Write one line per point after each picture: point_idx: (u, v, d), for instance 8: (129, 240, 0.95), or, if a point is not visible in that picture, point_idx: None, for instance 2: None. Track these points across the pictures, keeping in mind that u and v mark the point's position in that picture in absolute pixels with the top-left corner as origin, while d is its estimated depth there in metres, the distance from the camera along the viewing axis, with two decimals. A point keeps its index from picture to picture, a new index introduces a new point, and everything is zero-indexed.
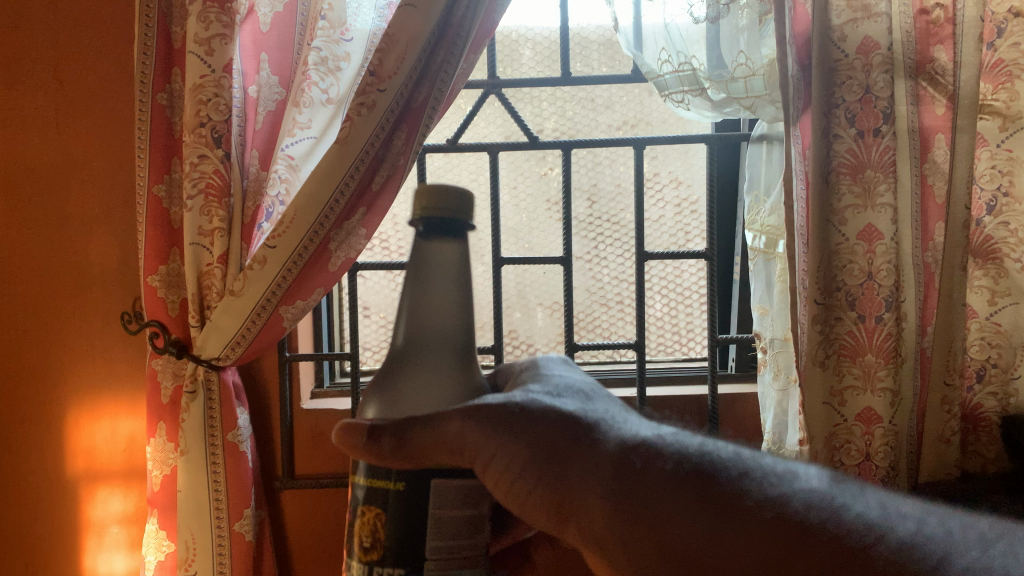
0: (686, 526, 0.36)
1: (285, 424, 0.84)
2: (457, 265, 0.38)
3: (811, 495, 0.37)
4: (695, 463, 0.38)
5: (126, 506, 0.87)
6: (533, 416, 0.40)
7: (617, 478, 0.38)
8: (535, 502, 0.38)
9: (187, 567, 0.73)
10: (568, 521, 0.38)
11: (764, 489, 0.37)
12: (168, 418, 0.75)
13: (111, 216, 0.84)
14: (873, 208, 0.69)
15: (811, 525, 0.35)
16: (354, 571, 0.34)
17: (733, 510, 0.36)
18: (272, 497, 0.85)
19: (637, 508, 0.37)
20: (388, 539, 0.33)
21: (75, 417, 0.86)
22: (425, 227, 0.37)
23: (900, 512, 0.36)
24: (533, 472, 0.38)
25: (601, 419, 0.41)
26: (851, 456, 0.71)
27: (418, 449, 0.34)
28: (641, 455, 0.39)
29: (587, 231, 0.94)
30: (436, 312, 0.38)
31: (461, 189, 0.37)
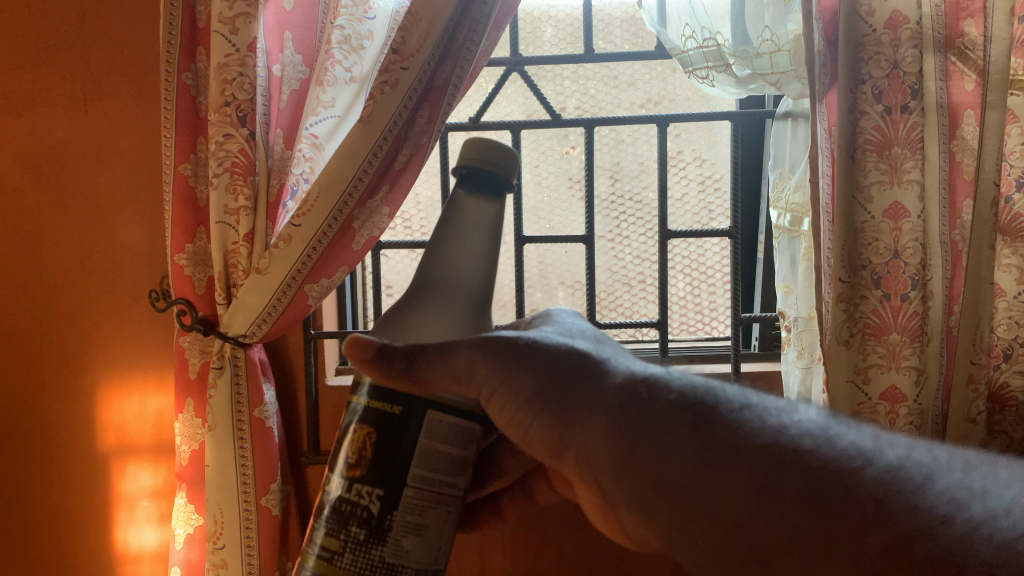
0: (678, 459, 0.34)
1: (310, 402, 0.84)
2: (491, 220, 0.40)
3: (809, 427, 0.35)
4: (691, 393, 0.38)
5: (155, 481, 0.88)
6: (543, 350, 0.41)
7: (622, 406, 0.37)
8: (537, 432, 0.39)
9: (215, 540, 0.74)
10: (567, 452, 0.39)
11: (763, 421, 0.35)
12: (196, 394, 0.76)
13: (137, 195, 0.85)
14: (900, 185, 0.68)
15: (804, 456, 0.33)
16: (338, 482, 0.37)
17: (729, 438, 0.34)
18: (297, 472, 0.87)
19: (637, 441, 0.36)
20: (373, 458, 0.35)
21: (105, 393, 0.88)
22: (465, 175, 0.40)
23: (891, 441, 0.35)
24: (537, 402, 0.39)
25: (608, 356, 0.42)
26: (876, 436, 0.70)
27: (428, 376, 0.36)
28: (648, 387, 0.38)
29: (609, 209, 0.94)
30: (464, 258, 0.39)
31: (507, 148, 0.39)
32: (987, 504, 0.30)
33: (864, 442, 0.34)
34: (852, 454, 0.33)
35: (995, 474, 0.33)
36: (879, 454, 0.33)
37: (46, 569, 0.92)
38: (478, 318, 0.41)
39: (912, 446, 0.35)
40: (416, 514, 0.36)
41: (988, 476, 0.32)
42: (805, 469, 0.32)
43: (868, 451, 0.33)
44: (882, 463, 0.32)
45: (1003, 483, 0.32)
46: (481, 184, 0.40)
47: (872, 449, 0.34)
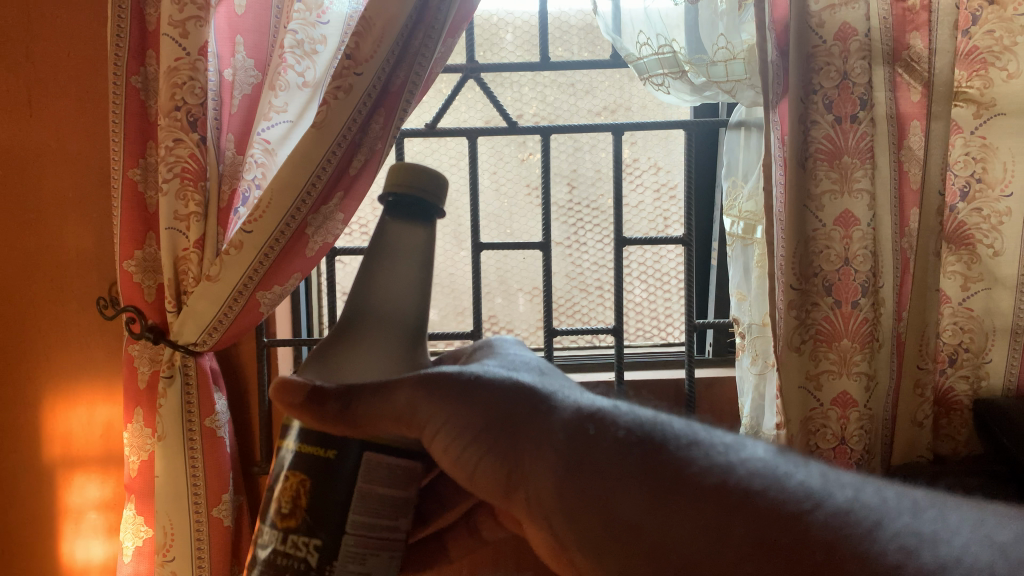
0: (629, 496, 0.34)
1: (263, 410, 0.83)
2: (420, 248, 0.39)
3: (756, 463, 0.36)
4: (636, 430, 0.37)
5: (103, 492, 0.86)
6: (489, 383, 0.39)
7: (570, 443, 0.36)
8: (485, 471, 0.38)
9: (164, 553, 0.73)
10: (517, 491, 0.38)
11: (714, 460, 0.36)
12: (145, 404, 0.74)
13: (85, 200, 0.83)
14: (850, 193, 0.69)
15: (755, 492, 0.34)
16: (269, 533, 0.34)
17: (677, 474, 0.35)
18: (250, 481, 0.85)
19: (591, 476, 0.35)
20: (308, 508, 0.33)
21: (52, 403, 0.86)
22: (393, 203, 0.39)
23: (841, 481, 0.36)
24: (485, 439, 0.38)
25: (555, 386, 0.41)
26: (826, 440, 0.72)
27: (362, 417, 0.34)
28: (597, 423, 0.37)
29: (567, 216, 0.94)
30: (394, 291, 0.39)
31: (433, 170, 0.38)
32: (934, 550, 0.32)
33: (817, 484, 0.36)
34: (808, 494, 0.34)
35: (939, 521, 0.34)
36: (829, 497, 0.35)
37: None
38: (412, 349, 0.41)
39: (858, 484, 0.36)
40: (359, 563, 0.34)
41: (936, 524, 0.34)
42: (752, 509, 0.33)
43: (817, 492, 0.35)
44: (829, 500, 0.34)
45: (950, 532, 0.34)
46: (407, 209, 0.38)
47: (821, 490, 0.35)
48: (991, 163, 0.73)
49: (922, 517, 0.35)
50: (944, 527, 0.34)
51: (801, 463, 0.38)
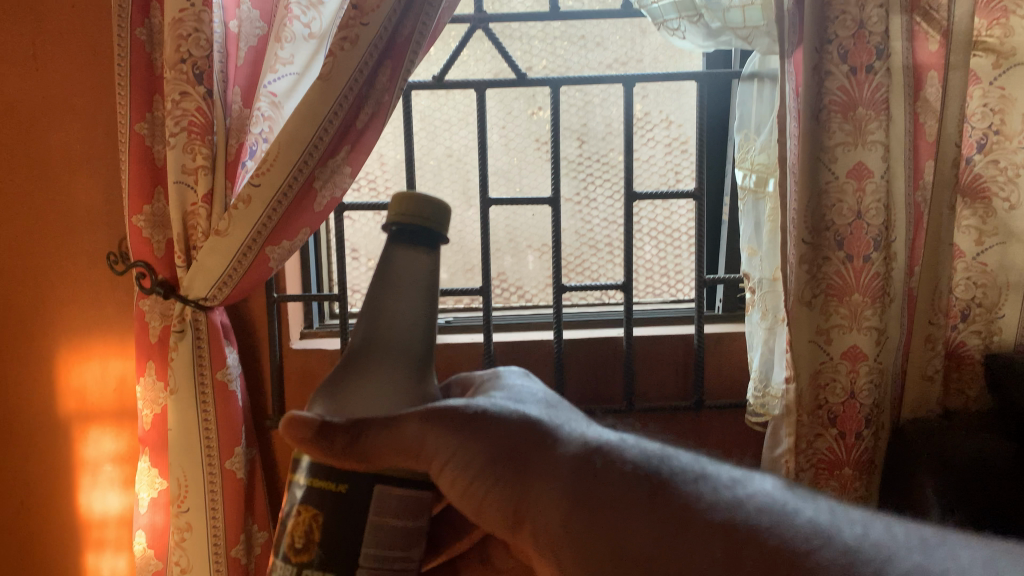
0: (639, 532, 0.41)
1: (275, 364, 0.83)
2: (423, 279, 0.40)
3: (765, 500, 0.42)
4: (638, 467, 0.43)
5: (119, 445, 0.87)
6: (505, 417, 0.44)
7: (578, 480, 0.42)
8: (492, 502, 0.42)
9: (179, 504, 0.74)
10: (524, 522, 0.43)
11: (717, 491, 0.43)
12: (157, 357, 0.75)
13: (93, 156, 0.83)
14: (863, 145, 0.68)
15: (760, 527, 0.40)
16: (284, 566, 0.37)
17: (686, 512, 0.41)
18: (262, 434, 0.86)
19: (598, 511, 0.42)
20: (321, 542, 0.36)
21: (65, 357, 0.86)
22: (397, 231, 0.40)
23: (849, 518, 0.41)
24: (492, 472, 0.42)
25: (560, 419, 0.47)
26: (835, 395, 0.72)
27: (374, 451, 0.37)
28: (603, 460, 0.43)
29: (576, 171, 0.93)
30: (396, 322, 0.40)
31: (438, 200, 0.40)
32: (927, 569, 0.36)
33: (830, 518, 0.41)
34: (810, 523, 0.40)
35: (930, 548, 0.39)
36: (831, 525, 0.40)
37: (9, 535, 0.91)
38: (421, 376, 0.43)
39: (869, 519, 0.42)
40: None
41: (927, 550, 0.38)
42: (763, 547, 0.39)
43: (818, 518, 0.41)
44: (823, 524, 0.40)
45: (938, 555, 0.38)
46: (410, 238, 0.40)
47: (829, 526, 0.40)
48: (1009, 114, 0.72)
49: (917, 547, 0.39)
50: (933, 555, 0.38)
51: (808, 493, 0.44)
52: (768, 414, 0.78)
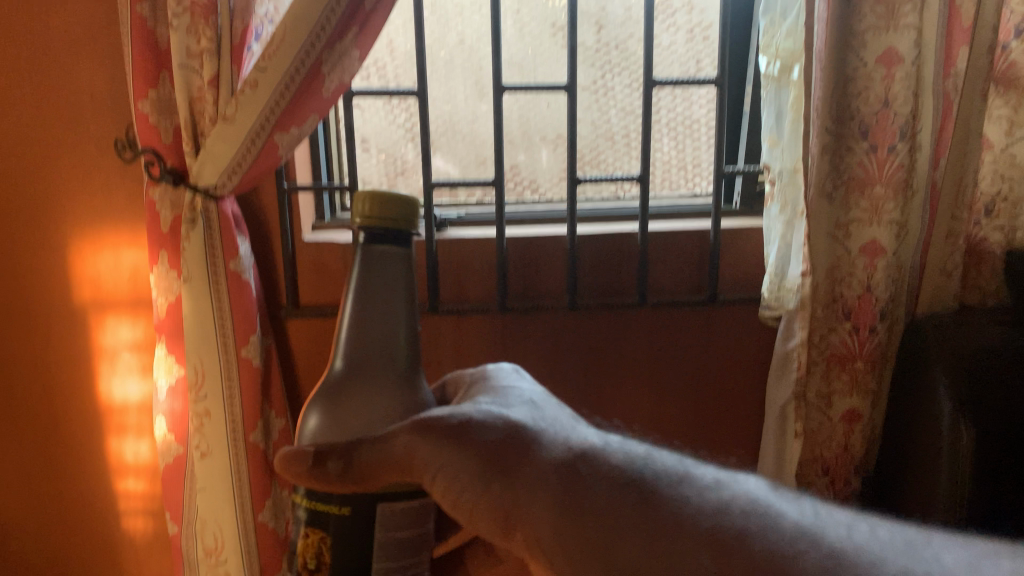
0: (627, 539, 0.40)
1: (287, 254, 0.83)
2: (401, 283, 0.41)
3: (747, 502, 0.43)
4: (621, 468, 0.44)
5: (136, 333, 0.88)
6: (492, 430, 0.45)
7: (563, 484, 0.43)
8: (483, 512, 0.43)
9: (197, 391, 0.75)
10: (515, 530, 0.43)
11: (705, 494, 0.43)
12: (169, 247, 0.75)
13: (95, 40, 0.80)
14: (896, 29, 0.66)
15: (746, 534, 0.40)
16: None
17: (677, 517, 0.41)
18: (277, 325, 0.86)
19: (585, 518, 0.42)
20: (331, 562, 0.39)
21: (79, 245, 0.86)
22: (368, 238, 0.41)
23: (831, 519, 0.42)
24: (479, 481, 0.43)
25: (547, 424, 0.48)
26: (852, 288, 0.73)
27: (366, 471, 0.39)
28: (585, 463, 0.44)
29: (593, 58, 0.90)
30: (381, 332, 0.41)
31: (404, 197, 0.41)
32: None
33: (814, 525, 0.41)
34: (795, 528, 0.40)
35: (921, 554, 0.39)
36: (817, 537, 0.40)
37: (26, 423, 0.91)
38: (410, 385, 0.44)
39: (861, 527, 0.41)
40: None
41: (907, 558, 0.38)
42: (748, 553, 0.39)
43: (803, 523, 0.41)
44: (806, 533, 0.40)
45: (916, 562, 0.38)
46: (382, 241, 0.41)
47: (811, 527, 0.41)
48: None
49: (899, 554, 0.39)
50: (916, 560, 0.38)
51: (798, 497, 0.45)
52: (782, 308, 0.78)
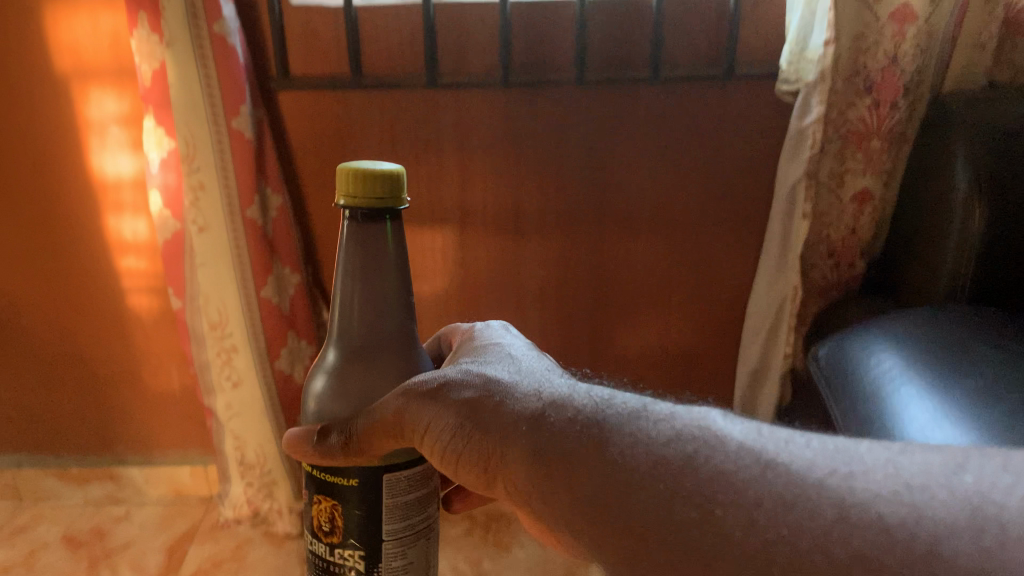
0: (595, 476, 0.33)
1: (275, 21, 0.77)
2: (391, 258, 0.38)
3: (741, 456, 0.33)
4: (572, 408, 0.36)
5: (122, 105, 0.83)
6: (460, 390, 0.38)
7: (536, 430, 0.35)
8: (467, 459, 0.37)
9: (189, 165, 0.73)
10: (497, 481, 0.36)
11: (659, 438, 0.34)
12: (147, 7, 0.69)
13: None
14: None
15: (725, 484, 0.31)
16: (316, 541, 0.40)
17: (633, 478, 0.33)
18: (268, 97, 0.82)
19: (557, 460, 0.34)
20: (343, 526, 0.38)
21: (52, 10, 0.79)
22: (352, 220, 0.37)
23: (842, 458, 0.33)
24: (455, 433, 0.37)
25: (519, 370, 0.40)
26: (875, 60, 0.71)
27: (364, 443, 0.37)
28: (557, 407, 0.36)
29: None
30: (376, 311, 0.38)
31: (388, 167, 0.37)
32: (891, 507, 0.29)
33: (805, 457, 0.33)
34: (777, 480, 0.31)
35: (898, 457, 0.33)
36: (783, 475, 0.32)
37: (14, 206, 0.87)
38: (410, 358, 0.41)
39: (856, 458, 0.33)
40: (399, 558, 0.39)
41: (888, 484, 0.31)
42: (719, 498, 0.31)
43: (790, 479, 0.31)
44: (781, 476, 0.32)
45: (896, 488, 0.31)
46: (369, 220, 0.37)
47: (833, 484, 0.31)
48: None
49: (877, 470, 0.32)
50: (898, 486, 0.31)
51: (784, 438, 0.35)
52: (799, 82, 0.74)
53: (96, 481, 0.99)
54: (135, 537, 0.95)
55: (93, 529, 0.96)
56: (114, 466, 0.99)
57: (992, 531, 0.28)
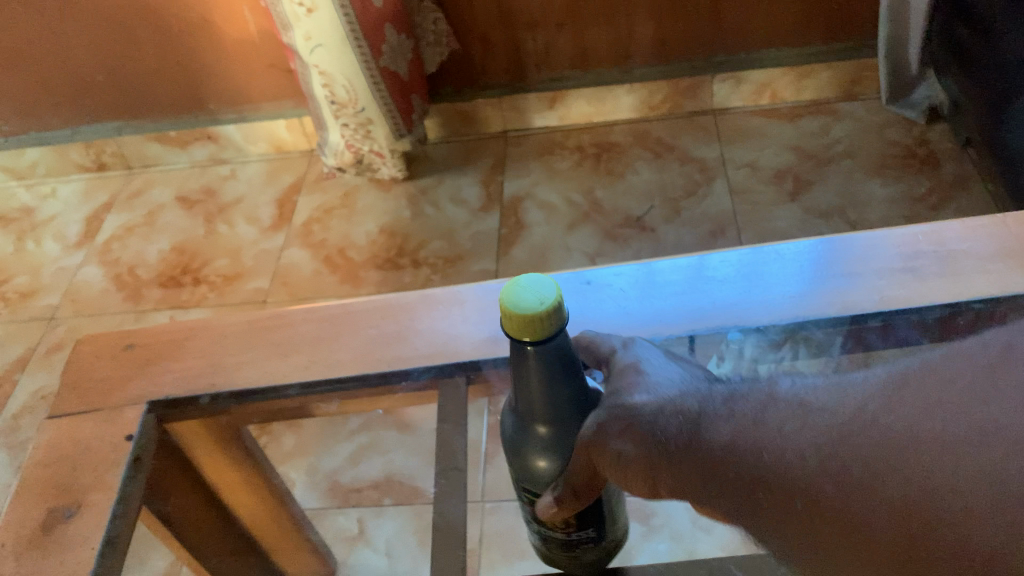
0: (725, 491, 0.23)
1: None
2: (570, 362, 0.25)
3: (819, 433, 0.22)
4: (685, 405, 0.26)
5: None
6: (591, 416, 0.27)
7: (671, 450, 0.25)
8: (633, 484, 0.26)
9: None
10: (665, 490, 0.26)
11: (734, 416, 0.24)
12: None
13: None
14: None
15: (842, 473, 0.21)
16: (534, 527, 0.30)
17: (740, 483, 0.23)
18: None
19: (701, 478, 0.24)
20: (577, 521, 0.29)
21: None
22: (518, 348, 0.24)
23: (911, 378, 0.21)
24: (610, 467, 0.26)
25: (637, 367, 0.29)
26: None
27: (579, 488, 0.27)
28: (680, 419, 0.25)
29: None
30: (569, 414, 0.27)
31: (545, 291, 0.23)
32: (928, 414, 0.20)
33: (871, 382, 0.22)
34: (818, 425, 0.22)
35: None
36: (826, 417, 0.22)
37: None
38: None
39: (945, 354, 0.21)
40: (616, 518, 0.31)
41: (992, 394, 0.19)
42: (846, 510, 0.20)
43: (840, 422, 0.21)
44: (842, 429, 0.21)
45: (1000, 398, 0.19)
46: (530, 347, 0.24)
47: (934, 417, 0.20)
48: None
49: (962, 361, 0.20)
50: (997, 387, 0.19)
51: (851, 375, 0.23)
52: None
53: (197, 143, 0.98)
54: (244, 192, 0.95)
55: (204, 188, 0.97)
56: (210, 126, 0.96)
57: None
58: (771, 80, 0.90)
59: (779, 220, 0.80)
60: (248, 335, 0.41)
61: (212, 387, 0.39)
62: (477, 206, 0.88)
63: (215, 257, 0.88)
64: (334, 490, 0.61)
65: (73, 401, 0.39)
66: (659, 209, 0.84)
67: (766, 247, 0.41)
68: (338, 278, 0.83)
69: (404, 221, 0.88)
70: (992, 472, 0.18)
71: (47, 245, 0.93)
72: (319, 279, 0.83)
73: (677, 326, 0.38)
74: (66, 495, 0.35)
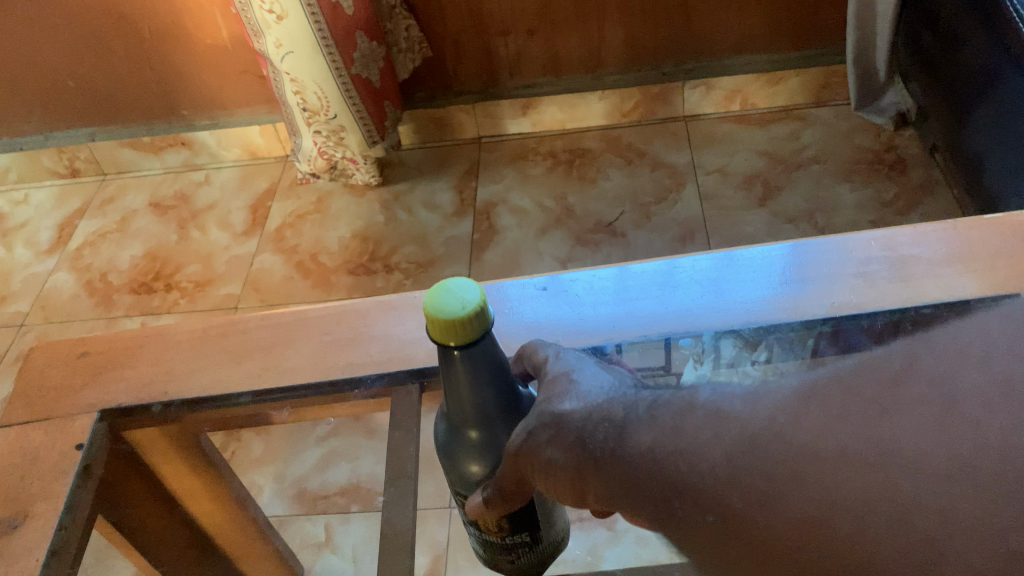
0: (642, 499, 0.23)
1: None
2: (495, 369, 0.25)
3: (730, 438, 0.22)
4: (613, 412, 0.25)
5: None
6: (525, 427, 0.26)
7: (595, 458, 0.25)
8: (558, 488, 0.26)
9: None
10: (592, 498, 0.26)
11: (657, 423, 0.24)
12: None
13: None
14: None
15: (749, 475, 0.21)
16: (470, 526, 0.30)
17: (657, 488, 0.23)
18: None
19: (623, 486, 0.24)
20: (507, 525, 0.29)
21: None
22: (442, 351, 0.25)
23: (828, 385, 0.21)
24: (534, 471, 0.26)
25: (569, 374, 0.28)
26: None
27: (512, 492, 0.27)
28: (606, 428, 0.25)
29: None
30: (496, 419, 0.27)
31: (468, 296, 0.24)
32: (846, 428, 0.20)
33: (785, 390, 0.22)
34: (732, 431, 0.22)
35: (975, 341, 0.20)
36: (740, 426, 0.22)
37: None
38: None
39: (854, 364, 0.22)
40: (552, 522, 0.31)
41: (892, 409, 0.20)
42: (750, 516, 0.21)
43: (751, 429, 0.22)
44: (752, 437, 0.22)
45: (898, 413, 0.19)
46: (452, 354, 0.24)
47: (841, 427, 0.20)
48: None
49: (869, 376, 0.21)
50: (895, 402, 0.20)
51: (771, 384, 0.23)
52: None
53: (171, 149, 0.98)
54: (218, 198, 0.95)
55: (177, 194, 0.97)
56: (183, 132, 0.96)
57: (946, 412, 0.19)
58: (742, 85, 0.91)
59: (748, 225, 0.81)
60: (203, 342, 0.41)
61: (165, 394, 0.39)
62: (449, 211, 0.88)
63: (187, 263, 0.88)
64: (301, 498, 0.60)
65: (25, 410, 0.39)
66: (630, 214, 0.85)
67: (734, 251, 0.41)
68: (309, 283, 0.83)
69: (377, 225, 0.88)
70: (911, 489, 0.18)
71: (19, 251, 0.93)
72: (290, 284, 0.83)
73: (632, 330, 0.38)
74: (15, 504, 0.35)
